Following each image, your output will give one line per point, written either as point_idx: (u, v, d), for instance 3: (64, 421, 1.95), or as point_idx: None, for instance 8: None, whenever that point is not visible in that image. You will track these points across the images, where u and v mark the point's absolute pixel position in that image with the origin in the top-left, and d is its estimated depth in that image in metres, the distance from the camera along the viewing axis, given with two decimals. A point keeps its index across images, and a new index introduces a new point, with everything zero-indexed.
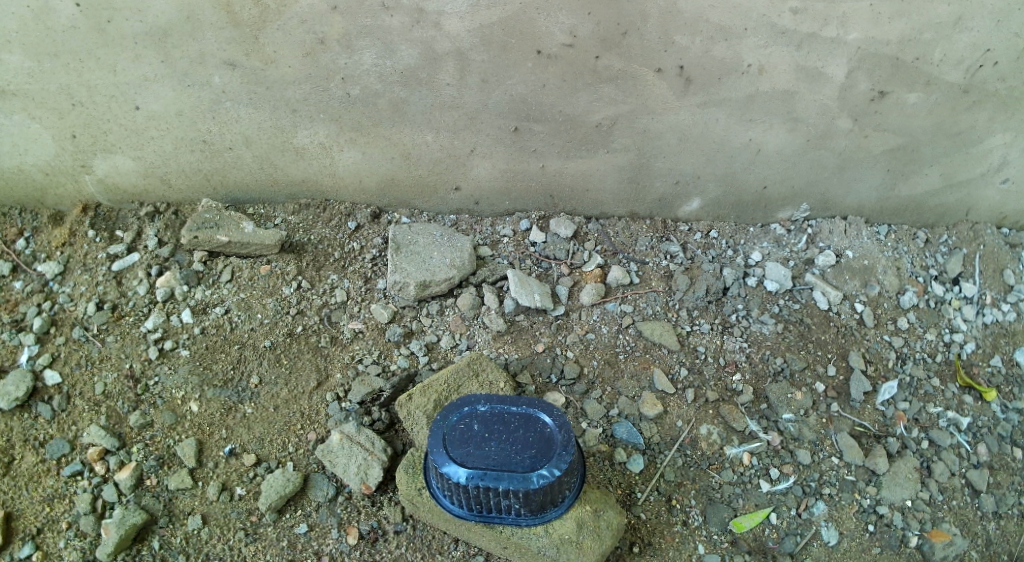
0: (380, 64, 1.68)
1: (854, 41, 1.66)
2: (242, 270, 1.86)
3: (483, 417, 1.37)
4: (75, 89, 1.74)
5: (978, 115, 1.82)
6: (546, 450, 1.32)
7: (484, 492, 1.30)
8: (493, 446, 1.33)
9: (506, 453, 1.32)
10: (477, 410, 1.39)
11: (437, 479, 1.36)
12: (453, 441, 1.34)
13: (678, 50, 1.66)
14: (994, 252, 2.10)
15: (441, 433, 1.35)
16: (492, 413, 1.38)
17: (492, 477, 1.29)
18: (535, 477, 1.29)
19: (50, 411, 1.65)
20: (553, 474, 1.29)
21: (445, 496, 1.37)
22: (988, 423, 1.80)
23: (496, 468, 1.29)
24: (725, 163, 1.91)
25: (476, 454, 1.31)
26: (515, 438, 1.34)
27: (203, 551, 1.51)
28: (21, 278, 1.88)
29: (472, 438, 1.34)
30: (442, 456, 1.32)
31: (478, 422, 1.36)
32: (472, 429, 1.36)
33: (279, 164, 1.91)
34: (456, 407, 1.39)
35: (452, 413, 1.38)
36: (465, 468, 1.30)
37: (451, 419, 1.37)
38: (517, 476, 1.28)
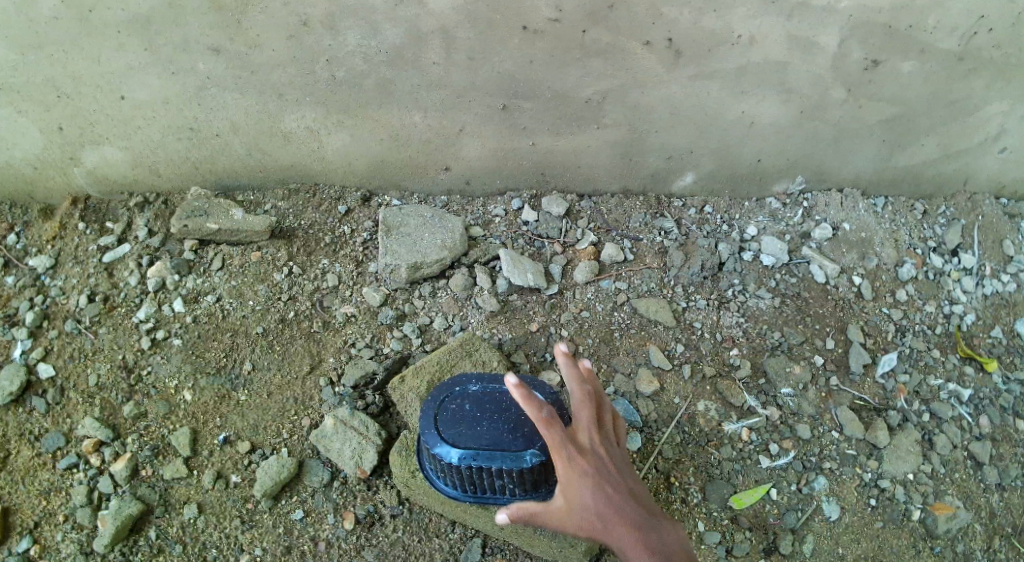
0: (366, 44, 1.66)
1: (845, 9, 1.63)
2: (233, 257, 1.85)
3: (474, 397, 1.37)
4: (61, 81, 1.72)
5: (973, 83, 1.80)
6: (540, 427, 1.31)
7: (478, 473, 1.29)
8: (487, 426, 1.32)
9: (499, 432, 1.31)
10: (469, 390, 1.39)
11: (430, 462, 1.36)
12: (445, 422, 1.34)
13: (667, 22, 1.64)
14: (993, 223, 2.08)
15: (433, 414, 1.35)
16: (484, 394, 1.38)
17: (485, 456, 1.28)
18: (529, 455, 1.27)
19: (44, 405, 1.64)
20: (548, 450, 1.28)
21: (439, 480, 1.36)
22: (990, 395, 1.79)
23: (490, 448, 1.29)
24: (718, 136, 1.89)
25: (469, 434, 1.31)
26: (509, 418, 1.33)
27: (200, 540, 1.51)
28: (13, 273, 1.87)
29: (465, 418, 1.34)
30: (435, 437, 1.32)
31: (471, 403, 1.36)
32: (465, 410, 1.35)
33: (267, 149, 1.90)
34: (448, 388, 1.40)
35: (445, 395, 1.38)
36: (458, 449, 1.29)
37: (443, 401, 1.37)
38: (511, 455, 1.27)
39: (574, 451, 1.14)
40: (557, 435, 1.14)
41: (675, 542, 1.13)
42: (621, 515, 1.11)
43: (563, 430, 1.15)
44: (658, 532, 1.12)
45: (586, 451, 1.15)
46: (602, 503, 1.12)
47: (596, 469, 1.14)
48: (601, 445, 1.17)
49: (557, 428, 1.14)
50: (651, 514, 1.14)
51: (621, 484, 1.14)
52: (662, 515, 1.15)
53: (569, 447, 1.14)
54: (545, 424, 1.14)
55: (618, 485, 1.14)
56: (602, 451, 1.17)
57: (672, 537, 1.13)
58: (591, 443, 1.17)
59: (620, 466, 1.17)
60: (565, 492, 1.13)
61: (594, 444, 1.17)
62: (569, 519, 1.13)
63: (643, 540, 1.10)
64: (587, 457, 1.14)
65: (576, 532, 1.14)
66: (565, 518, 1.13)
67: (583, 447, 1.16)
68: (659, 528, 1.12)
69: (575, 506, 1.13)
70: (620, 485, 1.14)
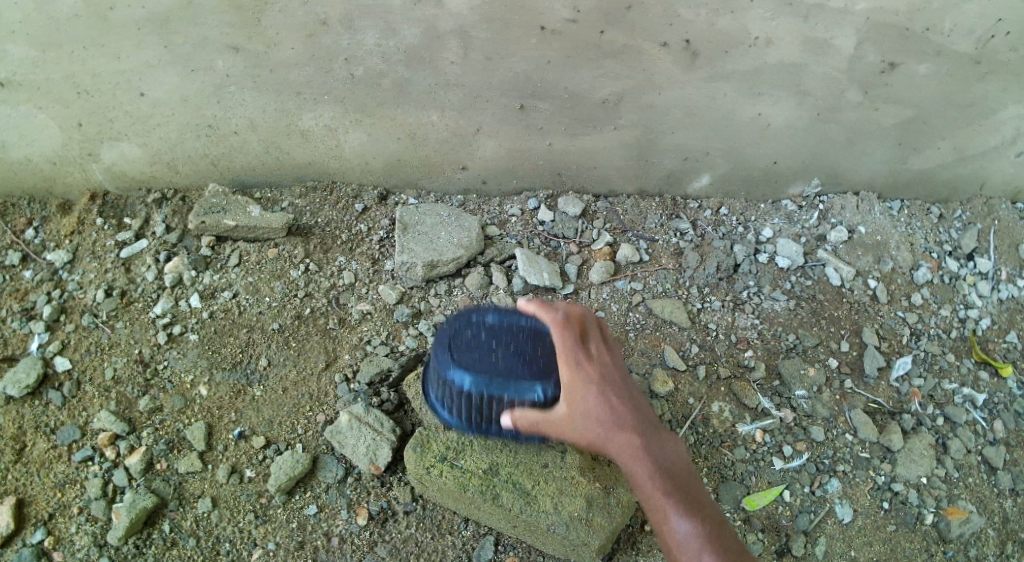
0: (383, 44, 1.67)
1: (862, 11, 1.62)
2: (250, 254, 1.86)
3: (491, 326, 1.36)
4: (79, 79, 1.73)
5: (991, 86, 1.79)
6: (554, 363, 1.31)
7: (486, 405, 1.29)
8: (500, 356, 1.31)
9: (512, 364, 1.30)
10: (486, 319, 1.37)
11: (439, 387, 1.36)
12: (458, 347, 1.33)
13: (683, 23, 1.64)
14: (1010, 227, 2.07)
15: (449, 339, 1.35)
16: (501, 323, 1.37)
17: (495, 387, 1.28)
18: (541, 390, 1.26)
19: (61, 398, 1.66)
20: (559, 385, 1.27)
21: (445, 408, 1.37)
22: (1005, 400, 1.78)
23: (501, 379, 1.28)
24: (733, 138, 1.89)
25: (481, 363, 1.31)
26: (522, 348, 1.32)
27: (214, 533, 1.51)
28: (31, 267, 1.89)
29: (479, 346, 1.33)
30: (447, 362, 1.32)
31: (486, 330, 1.36)
32: (480, 336, 1.35)
33: (284, 147, 1.91)
34: (465, 315, 1.38)
35: (459, 320, 1.37)
36: (469, 376, 1.29)
37: (458, 326, 1.36)
38: (521, 388, 1.27)
39: (582, 358, 1.23)
40: (568, 342, 1.24)
41: (669, 450, 1.25)
42: (624, 420, 1.22)
43: (573, 336, 1.25)
44: (656, 440, 1.24)
45: (593, 359, 1.25)
46: (605, 410, 1.21)
47: (603, 377, 1.24)
48: (606, 357, 1.28)
49: (572, 336, 1.24)
50: (650, 425, 1.25)
51: (623, 394, 1.25)
52: (657, 424, 1.27)
53: (577, 355, 1.24)
54: (561, 332, 1.25)
55: (621, 393, 1.24)
56: (607, 363, 1.27)
57: (667, 446, 1.25)
58: (599, 356, 1.27)
59: (622, 378, 1.28)
60: (573, 396, 1.21)
61: (600, 356, 1.27)
62: (574, 422, 1.21)
63: (643, 443, 1.22)
64: (594, 365, 1.24)
65: (580, 437, 1.22)
66: (571, 421, 1.21)
67: (592, 357, 1.26)
68: (655, 438, 1.24)
69: (582, 409, 1.21)
70: (623, 394, 1.24)
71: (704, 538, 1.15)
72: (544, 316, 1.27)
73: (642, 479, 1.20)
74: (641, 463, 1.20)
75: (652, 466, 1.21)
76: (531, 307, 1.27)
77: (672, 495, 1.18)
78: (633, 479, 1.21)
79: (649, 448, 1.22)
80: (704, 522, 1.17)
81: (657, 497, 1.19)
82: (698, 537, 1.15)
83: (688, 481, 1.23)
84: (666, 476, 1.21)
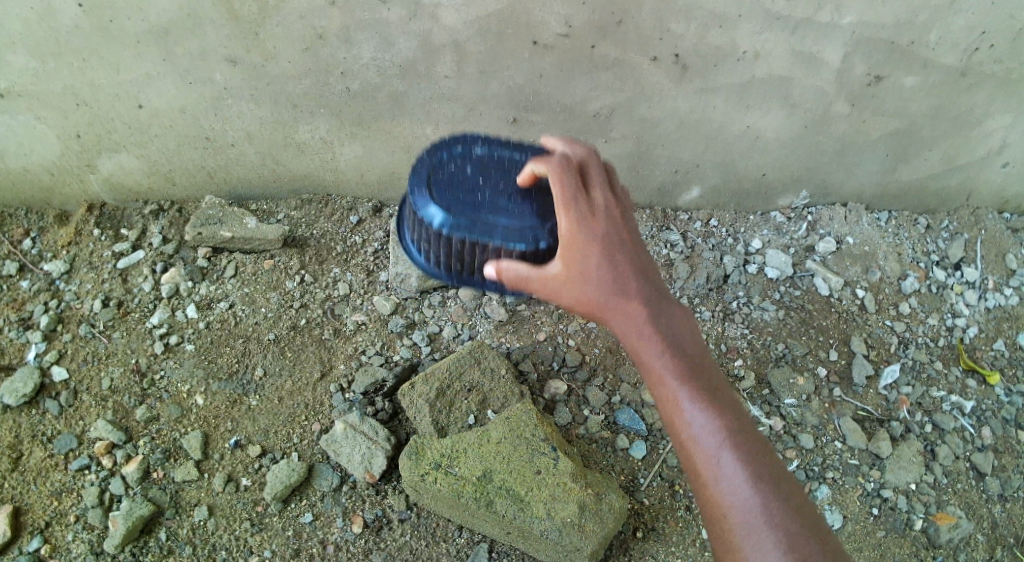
0: (379, 57, 1.70)
1: (849, 25, 1.64)
2: (246, 265, 1.88)
3: (477, 160, 1.25)
4: (79, 89, 1.75)
5: (977, 97, 1.81)
6: (546, 203, 1.19)
7: (456, 247, 1.20)
8: (481, 193, 1.21)
9: (489, 200, 1.20)
10: (472, 153, 1.27)
11: (414, 229, 1.27)
12: (437, 182, 1.23)
13: (673, 37, 1.66)
14: (996, 237, 2.12)
15: (430, 174, 1.24)
16: (489, 158, 1.26)
17: (465, 225, 1.17)
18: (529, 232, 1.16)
19: (57, 407, 1.67)
20: (538, 227, 1.16)
21: (420, 253, 1.29)
22: (992, 407, 1.81)
23: (472, 218, 1.18)
24: (723, 150, 1.93)
25: (457, 200, 1.20)
26: (506, 186, 1.21)
27: (209, 541, 1.52)
28: (28, 277, 1.91)
29: (460, 182, 1.22)
30: (426, 198, 1.21)
31: (473, 164, 1.25)
32: (464, 171, 1.24)
33: (281, 160, 1.94)
34: (448, 148, 1.28)
35: (444, 153, 1.26)
36: (439, 212, 1.19)
37: (441, 159, 1.26)
38: (492, 229, 1.17)
39: (584, 209, 1.08)
40: (568, 192, 1.08)
41: (687, 331, 1.09)
42: (631, 285, 1.06)
43: (575, 184, 1.09)
44: (669, 316, 1.08)
45: (597, 211, 1.09)
46: (606, 269, 1.06)
47: (607, 231, 1.08)
48: (616, 208, 1.11)
49: (571, 183, 1.09)
50: (662, 299, 1.09)
51: (633, 256, 1.09)
52: (672, 301, 1.11)
53: (578, 205, 1.08)
54: (558, 179, 1.10)
55: (629, 256, 1.08)
56: (617, 215, 1.10)
57: (683, 326, 1.09)
58: (605, 209, 1.10)
59: (632, 237, 1.11)
60: (569, 251, 1.07)
61: (608, 205, 1.11)
62: (569, 282, 1.06)
63: (654, 317, 1.06)
64: (599, 219, 1.08)
65: (576, 299, 1.07)
66: (566, 280, 1.06)
67: (596, 207, 1.09)
68: (669, 314, 1.08)
69: (580, 268, 1.06)
70: (632, 257, 1.08)
71: (721, 430, 1.00)
72: (543, 167, 1.13)
73: (651, 363, 1.05)
74: (649, 340, 1.05)
75: (664, 343, 1.05)
76: (530, 166, 1.15)
77: (685, 380, 1.03)
78: (640, 362, 1.06)
79: (660, 324, 1.06)
80: (722, 419, 1.02)
81: (666, 379, 1.04)
82: (715, 435, 1.00)
83: (708, 371, 1.07)
84: (678, 355, 1.05)
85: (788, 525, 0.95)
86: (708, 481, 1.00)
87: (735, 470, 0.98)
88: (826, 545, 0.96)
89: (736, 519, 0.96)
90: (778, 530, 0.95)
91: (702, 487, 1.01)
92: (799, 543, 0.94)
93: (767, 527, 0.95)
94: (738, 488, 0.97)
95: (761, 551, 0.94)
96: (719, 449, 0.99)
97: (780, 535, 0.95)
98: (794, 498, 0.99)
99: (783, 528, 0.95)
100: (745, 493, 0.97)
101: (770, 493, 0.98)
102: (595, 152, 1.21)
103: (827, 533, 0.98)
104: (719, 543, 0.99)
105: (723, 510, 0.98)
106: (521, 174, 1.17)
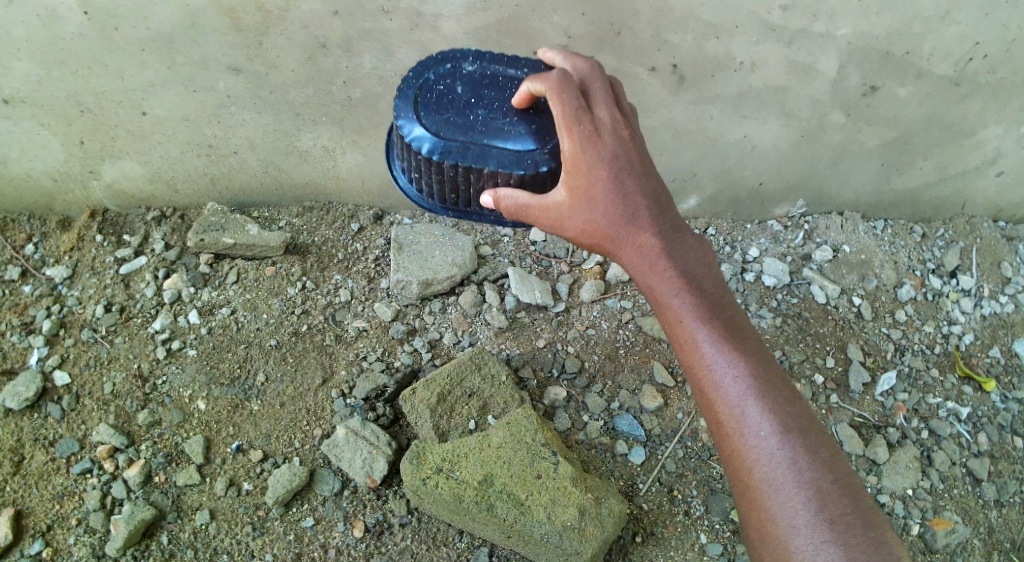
0: (381, 67, 1.72)
1: (843, 36, 1.67)
2: (248, 272, 1.89)
3: (467, 81, 1.22)
4: (82, 96, 1.76)
5: (970, 107, 1.84)
6: (543, 125, 1.16)
7: (449, 174, 1.16)
8: (473, 116, 1.17)
9: (482, 123, 1.16)
10: (461, 73, 1.23)
11: (402, 156, 1.23)
12: (426, 105, 1.18)
13: (671, 48, 1.69)
14: (991, 245, 2.15)
15: (417, 94, 1.19)
16: (479, 78, 1.23)
17: (458, 150, 1.13)
18: (527, 156, 1.13)
19: (59, 411, 1.68)
20: (536, 150, 1.13)
21: (411, 182, 1.25)
22: (988, 413, 1.83)
23: (465, 142, 1.14)
24: (720, 159, 1.96)
25: (449, 123, 1.16)
26: (501, 105, 1.17)
27: (212, 545, 1.53)
28: (30, 282, 1.92)
29: (450, 104, 1.18)
30: (414, 119, 1.17)
31: (462, 86, 1.21)
32: (454, 93, 1.19)
33: (283, 168, 1.97)
34: (436, 69, 1.24)
35: (431, 72, 1.22)
36: (430, 137, 1.15)
37: (429, 80, 1.21)
38: (487, 153, 1.13)
39: (587, 128, 1.08)
40: (570, 112, 1.08)
41: (698, 257, 1.13)
42: (639, 211, 1.10)
43: (576, 102, 1.09)
44: (681, 246, 1.11)
45: (602, 132, 1.09)
46: (614, 197, 1.08)
47: (613, 153, 1.09)
48: (622, 129, 1.11)
49: (573, 101, 1.08)
50: (674, 229, 1.12)
51: (640, 180, 1.11)
52: (682, 226, 1.14)
53: (582, 125, 1.07)
54: (558, 96, 1.09)
55: (637, 180, 1.10)
56: (623, 136, 1.11)
57: (694, 251, 1.13)
58: (610, 128, 1.10)
59: (640, 158, 1.12)
60: (574, 175, 1.08)
61: (612, 126, 1.11)
62: (574, 209, 1.09)
63: (664, 246, 1.10)
64: (604, 140, 1.08)
65: (582, 225, 1.10)
66: (572, 207, 1.09)
67: (600, 126, 1.10)
68: (682, 244, 1.11)
69: (586, 194, 1.08)
70: (640, 181, 1.11)
71: (735, 359, 1.06)
72: (541, 85, 1.11)
73: (662, 292, 1.09)
74: (658, 267, 1.09)
75: (676, 273, 1.09)
76: (526, 86, 1.12)
77: (695, 306, 1.08)
78: (650, 289, 1.11)
79: (669, 250, 1.10)
80: (732, 344, 1.07)
81: (676, 306, 1.09)
82: (724, 359, 1.06)
83: (718, 297, 1.11)
84: (691, 284, 1.09)
85: (797, 444, 1.02)
86: (717, 402, 1.06)
87: (743, 391, 1.05)
88: (831, 460, 1.03)
89: (745, 438, 1.03)
90: (786, 448, 1.02)
91: (711, 407, 1.08)
92: (805, 459, 1.01)
93: (776, 445, 1.02)
94: (745, 408, 1.04)
95: (769, 467, 1.01)
96: (728, 372, 1.06)
97: (788, 453, 1.01)
98: (801, 417, 1.05)
99: (792, 445, 1.02)
100: (753, 413, 1.04)
101: (778, 412, 1.04)
102: (597, 67, 1.19)
103: (832, 448, 1.05)
104: (727, 459, 1.06)
105: (731, 429, 1.05)
106: (517, 95, 1.14)
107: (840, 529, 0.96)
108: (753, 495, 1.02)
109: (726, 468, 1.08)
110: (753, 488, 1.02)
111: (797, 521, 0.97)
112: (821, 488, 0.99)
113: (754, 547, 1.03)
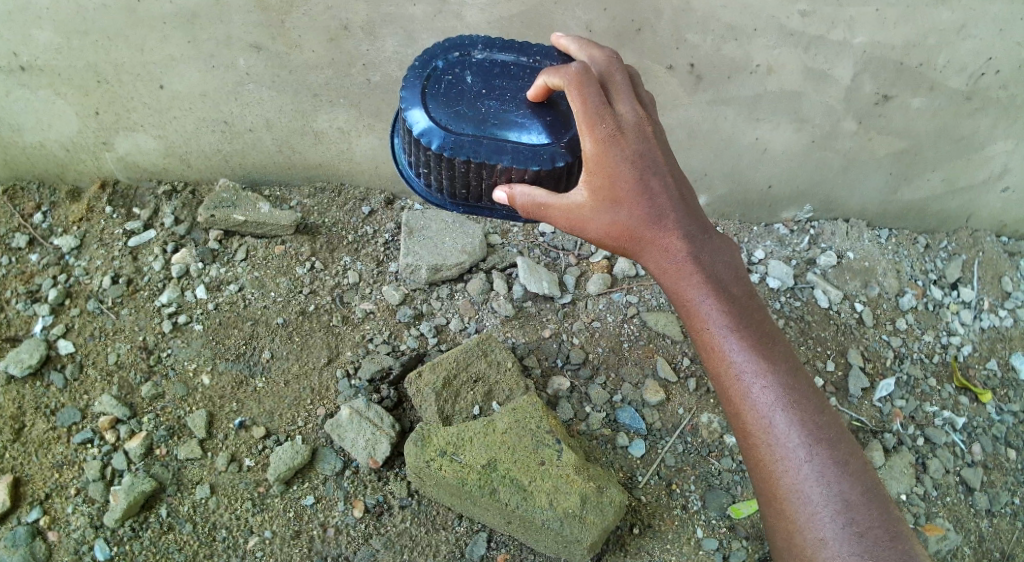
0: (402, 51, 1.73)
1: (860, 45, 1.68)
2: (258, 249, 1.90)
3: (476, 71, 1.23)
4: (102, 67, 1.76)
5: (981, 122, 1.86)
6: (556, 119, 1.17)
7: (461, 170, 1.16)
8: (483, 108, 1.17)
9: (494, 116, 1.16)
10: (469, 61, 1.24)
11: (410, 149, 1.22)
12: (434, 97, 1.18)
13: (690, 47, 1.70)
14: (993, 259, 2.18)
15: (426, 86, 1.19)
16: (488, 68, 1.24)
17: (470, 145, 1.13)
18: (543, 152, 1.13)
19: (62, 380, 1.69)
20: (550, 145, 1.14)
21: (419, 176, 1.25)
22: (983, 424, 1.86)
23: (477, 136, 1.14)
24: (732, 161, 1.97)
25: (459, 116, 1.16)
26: (515, 97, 1.19)
27: (211, 520, 1.54)
28: (37, 251, 1.92)
29: (459, 97, 1.18)
30: (424, 112, 1.16)
31: (471, 76, 1.22)
32: (464, 84, 1.20)
33: (298, 148, 1.97)
34: (443, 57, 1.24)
35: (440, 61, 1.23)
36: (441, 132, 1.14)
37: (438, 71, 1.21)
38: (501, 147, 1.13)
39: (610, 128, 1.08)
40: (590, 110, 1.08)
41: (725, 259, 1.14)
42: (665, 213, 1.11)
43: (598, 100, 1.09)
44: (709, 249, 1.13)
45: (624, 131, 1.10)
46: (640, 202, 1.10)
47: (637, 151, 1.09)
48: (644, 125, 1.12)
49: (594, 100, 1.09)
50: (702, 231, 1.14)
51: (665, 180, 1.12)
52: (709, 227, 1.15)
53: (604, 124, 1.08)
54: (578, 91, 1.09)
55: (662, 181, 1.11)
56: (645, 134, 1.11)
57: (722, 253, 1.14)
58: (633, 127, 1.10)
59: (663, 155, 1.13)
60: (596, 175, 1.09)
61: (635, 123, 1.11)
62: (598, 211, 1.11)
63: (691, 248, 1.11)
64: (627, 139, 1.09)
65: (606, 226, 1.11)
66: (596, 208, 1.10)
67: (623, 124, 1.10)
68: (710, 246, 1.13)
69: (610, 196, 1.10)
70: (665, 180, 1.12)
71: (760, 366, 1.08)
72: (558, 80, 1.10)
73: (690, 297, 1.11)
74: (685, 270, 1.11)
75: (703, 277, 1.11)
76: (543, 79, 1.12)
77: (722, 313, 1.10)
78: (677, 293, 1.12)
79: (696, 254, 1.11)
80: (759, 352, 1.09)
81: (703, 312, 1.10)
82: (752, 368, 1.08)
83: (746, 302, 1.12)
84: (720, 288, 1.11)
85: (823, 453, 1.05)
86: (745, 411, 1.09)
87: (771, 400, 1.08)
88: (858, 470, 1.06)
89: (771, 447, 1.06)
90: (812, 459, 1.05)
91: (737, 414, 1.10)
92: (830, 470, 1.04)
93: (802, 455, 1.05)
94: (772, 417, 1.07)
95: (796, 477, 1.04)
96: (755, 381, 1.08)
97: (814, 463, 1.05)
98: (828, 427, 1.08)
99: (818, 454, 1.05)
100: (779, 421, 1.07)
101: (805, 422, 1.07)
102: (614, 58, 1.19)
103: (859, 457, 1.08)
104: (754, 468, 1.09)
105: (757, 437, 1.08)
106: (533, 88, 1.15)
107: (864, 538, 1.00)
108: (778, 503, 1.05)
109: (751, 474, 1.11)
110: (779, 497, 1.05)
111: (823, 531, 1.01)
112: (847, 499, 1.03)
113: (778, 553, 1.06)
